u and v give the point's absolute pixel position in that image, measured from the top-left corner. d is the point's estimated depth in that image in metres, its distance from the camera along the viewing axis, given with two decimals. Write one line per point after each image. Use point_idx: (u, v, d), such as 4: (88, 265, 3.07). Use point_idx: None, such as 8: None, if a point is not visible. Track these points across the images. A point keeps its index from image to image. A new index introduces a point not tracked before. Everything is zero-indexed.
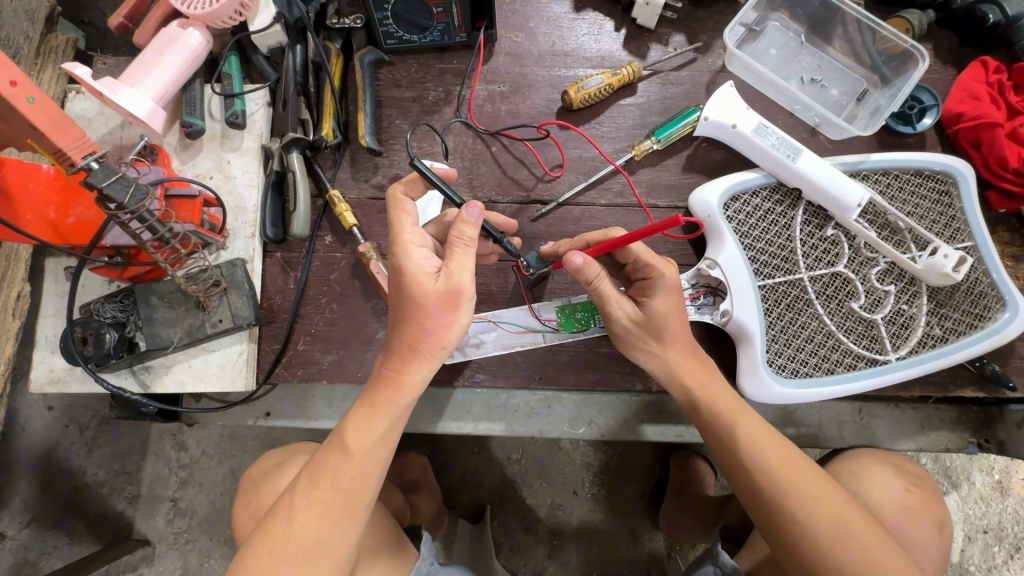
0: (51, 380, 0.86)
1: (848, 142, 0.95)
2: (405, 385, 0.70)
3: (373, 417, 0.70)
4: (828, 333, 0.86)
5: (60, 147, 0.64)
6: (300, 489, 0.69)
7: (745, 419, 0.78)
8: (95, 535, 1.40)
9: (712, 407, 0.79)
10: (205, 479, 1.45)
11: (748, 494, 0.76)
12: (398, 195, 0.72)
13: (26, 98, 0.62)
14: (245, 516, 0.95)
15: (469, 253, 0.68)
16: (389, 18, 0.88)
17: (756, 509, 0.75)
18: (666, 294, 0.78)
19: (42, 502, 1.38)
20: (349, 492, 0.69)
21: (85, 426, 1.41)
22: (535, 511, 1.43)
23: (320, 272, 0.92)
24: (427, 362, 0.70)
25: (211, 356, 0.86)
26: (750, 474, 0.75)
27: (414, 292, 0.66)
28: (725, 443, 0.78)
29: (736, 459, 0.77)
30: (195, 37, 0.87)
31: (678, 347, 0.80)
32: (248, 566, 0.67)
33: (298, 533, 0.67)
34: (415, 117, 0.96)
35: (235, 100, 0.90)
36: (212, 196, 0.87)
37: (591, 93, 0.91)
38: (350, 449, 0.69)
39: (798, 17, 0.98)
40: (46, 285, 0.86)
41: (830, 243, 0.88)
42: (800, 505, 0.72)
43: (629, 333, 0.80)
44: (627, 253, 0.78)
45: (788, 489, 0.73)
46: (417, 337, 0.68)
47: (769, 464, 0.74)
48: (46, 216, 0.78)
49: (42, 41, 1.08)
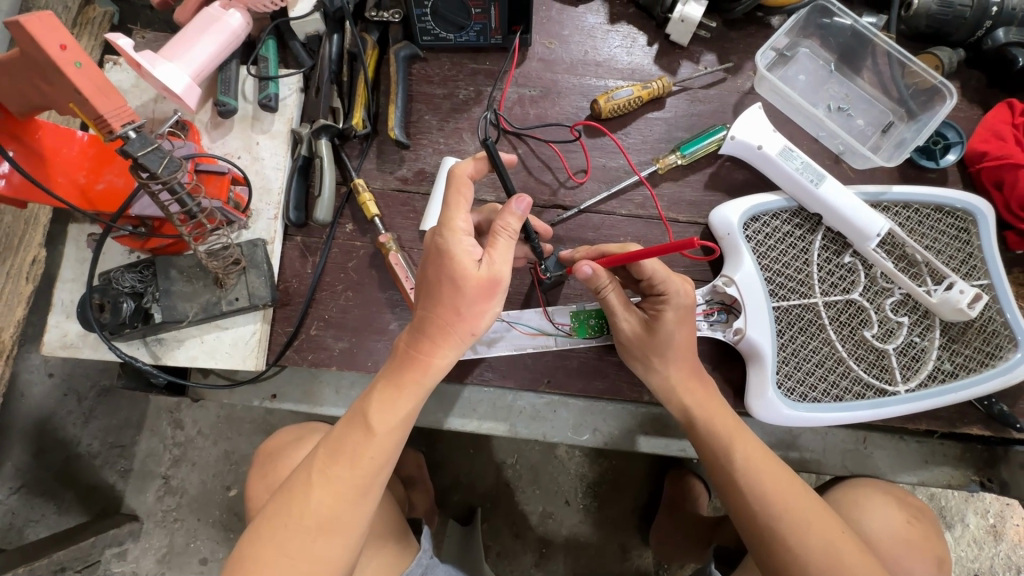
0: (64, 344, 0.86)
1: (871, 173, 0.95)
2: (431, 366, 0.70)
3: (397, 395, 0.71)
4: (840, 360, 0.86)
5: (99, 113, 0.62)
6: (316, 466, 0.70)
7: (742, 443, 0.77)
8: (84, 507, 1.54)
9: (711, 428, 0.79)
10: (197, 458, 1.61)
11: (741, 516, 0.75)
12: (458, 175, 0.70)
13: (72, 63, 0.60)
14: (260, 490, 0.93)
15: (512, 245, 0.69)
16: (428, 15, 0.90)
17: (749, 535, 0.74)
18: (680, 309, 0.78)
19: (35, 467, 1.51)
20: (371, 468, 0.70)
21: (82, 395, 1.55)
22: (527, 519, 1.47)
23: (338, 259, 0.92)
24: (451, 343, 0.70)
25: (224, 333, 0.87)
26: (744, 495, 0.75)
27: (455, 275, 0.66)
28: (722, 466, 0.77)
29: (731, 481, 0.76)
30: (236, 19, 0.89)
31: (690, 360, 0.81)
32: (263, 536, 0.68)
33: (313, 506, 0.68)
34: (444, 114, 0.97)
35: (269, 83, 0.91)
36: (240, 174, 0.87)
37: (622, 104, 0.93)
38: (372, 428, 0.70)
39: (828, 46, 1.00)
40: (68, 249, 0.88)
41: (846, 271, 0.88)
42: (796, 530, 0.71)
43: (633, 345, 0.80)
44: (642, 269, 0.76)
45: (783, 515, 0.72)
46: (451, 319, 0.69)
47: (763, 488, 0.74)
48: (76, 181, 0.77)
49: (81, 16, 1.15)
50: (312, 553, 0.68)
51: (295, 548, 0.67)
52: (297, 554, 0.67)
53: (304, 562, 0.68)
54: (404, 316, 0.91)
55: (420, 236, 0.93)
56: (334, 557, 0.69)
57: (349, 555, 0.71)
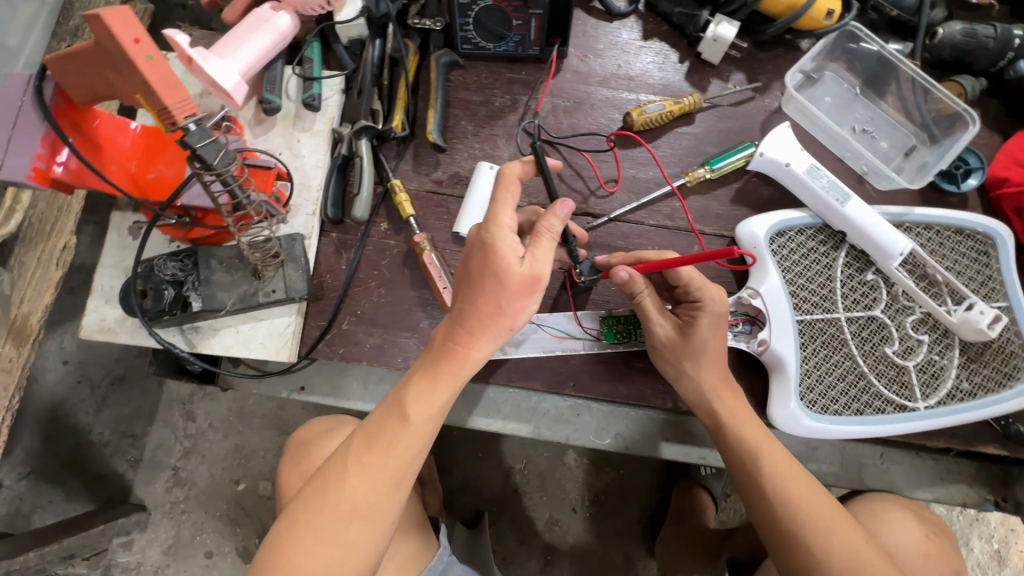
0: (101, 328, 0.88)
1: (893, 194, 0.98)
2: (470, 359, 0.72)
3: (434, 387, 0.73)
4: (860, 375, 0.88)
5: (165, 105, 0.64)
6: (352, 454, 0.72)
7: (769, 450, 0.79)
8: (92, 495, 1.55)
9: (738, 433, 0.80)
10: (208, 451, 1.61)
11: (764, 522, 0.77)
12: (507, 175, 0.73)
13: (144, 56, 0.62)
14: (293, 477, 0.95)
15: (553, 245, 0.72)
16: (470, 24, 0.93)
17: (771, 539, 0.76)
18: (712, 318, 0.79)
19: (44, 453, 1.52)
20: (405, 459, 0.72)
21: (96, 383, 1.56)
22: (534, 524, 1.55)
23: (372, 256, 0.94)
24: (487, 333, 0.71)
25: (260, 324, 0.89)
26: (769, 500, 0.76)
27: (498, 269, 0.69)
28: (747, 471, 0.79)
29: (755, 485, 0.78)
30: (285, 21, 0.92)
31: (722, 368, 0.83)
32: (299, 521, 0.70)
33: (348, 492, 0.70)
34: (480, 120, 1.00)
35: (314, 83, 0.95)
36: (284, 170, 0.90)
37: (654, 117, 0.96)
38: (409, 418, 0.71)
39: (855, 70, 1.03)
40: (110, 237, 0.90)
41: (869, 288, 0.90)
42: (819, 538, 0.73)
43: (666, 350, 0.82)
44: (679, 275, 0.78)
45: (807, 521, 0.73)
46: (491, 313, 0.70)
47: (788, 494, 0.75)
48: (128, 169, 0.80)
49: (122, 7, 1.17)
50: (345, 538, 0.69)
51: (329, 533, 0.69)
52: (331, 539, 0.69)
53: (337, 548, 0.69)
54: (434, 315, 0.93)
55: (453, 237, 0.95)
56: (366, 544, 0.70)
57: (380, 543, 0.72)
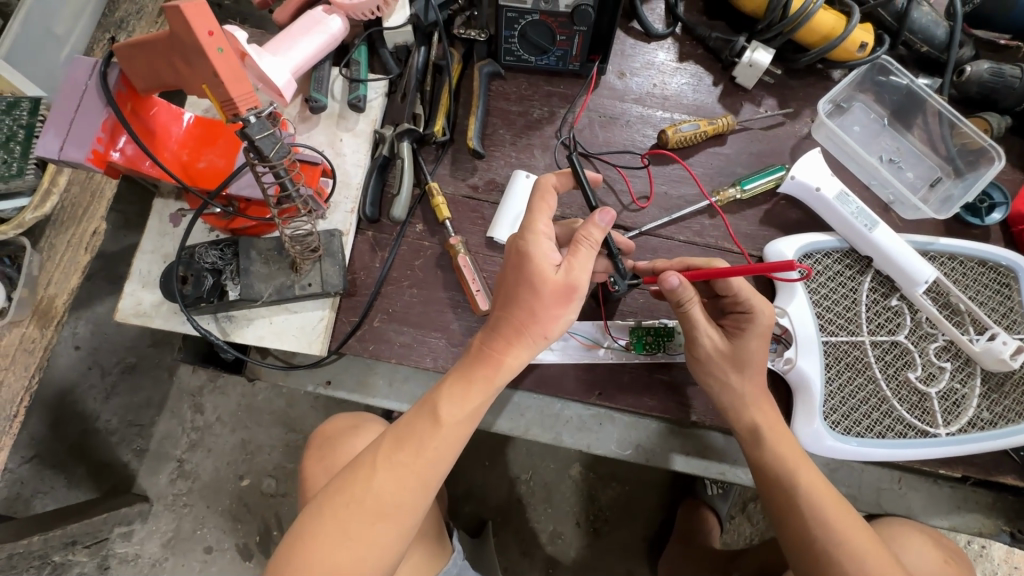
0: (136, 312, 0.89)
1: (918, 223, 1.00)
2: (503, 365, 0.73)
3: (467, 390, 0.74)
4: (883, 399, 0.89)
5: (229, 96, 0.66)
6: (382, 452, 0.72)
7: (803, 468, 0.80)
8: (95, 484, 1.54)
9: (775, 449, 0.81)
10: (213, 444, 1.61)
11: (793, 537, 0.78)
12: (545, 185, 0.76)
13: (216, 48, 0.64)
14: (319, 472, 0.95)
15: (592, 254, 0.73)
16: (516, 37, 0.96)
17: (797, 555, 0.78)
18: (759, 333, 0.81)
19: (50, 438, 1.52)
20: (435, 458, 0.72)
21: (106, 371, 1.56)
22: (537, 536, 1.54)
23: (406, 256, 0.95)
24: (524, 342, 0.73)
25: (293, 317, 0.90)
26: (800, 514, 0.77)
27: (535, 278, 0.70)
28: (781, 486, 0.80)
29: (788, 501, 0.79)
30: (335, 24, 0.95)
31: (756, 382, 0.83)
32: (324, 514, 0.70)
33: (376, 490, 0.70)
34: (518, 130, 1.02)
35: (359, 85, 0.97)
36: (329, 166, 0.92)
37: (688, 136, 0.98)
38: (441, 419, 0.72)
39: (883, 102, 1.06)
40: (151, 223, 0.92)
41: (893, 313, 0.92)
42: (849, 560, 0.74)
43: (711, 360, 0.83)
44: (729, 286, 0.80)
45: (837, 538, 0.75)
46: (526, 321, 0.72)
47: (817, 513, 0.77)
48: (179, 157, 0.82)
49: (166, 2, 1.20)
50: (369, 536, 0.69)
51: (354, 530, 0.69)
52: (355, 535, 0.69)
53: (361, 545, 0.69)
54: (465, 317, 0.94)
55: (487, 242, 0.97)
56: (389, 544, 0.70)
57: (402, 543, 0.72)
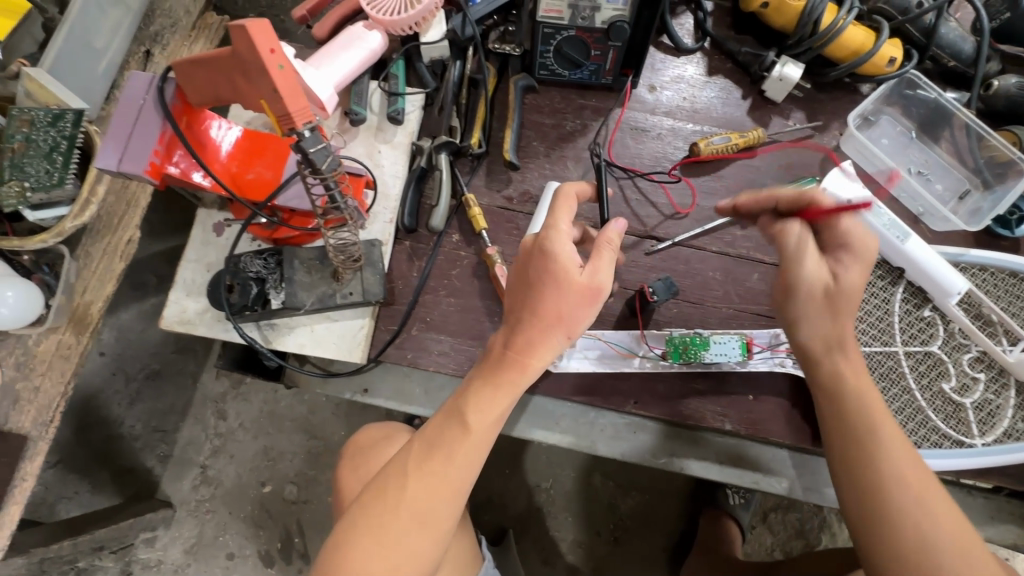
0: (181, 320, 0.91)
1: (947, 234, 1.01)
2: (529, 366, 0.73)
3: (495, 393, 0.73)
4: (918, 409, 0.90)
5: (287, 110, 0.68)
6: (412, 460, 0.73)
7: (879, 418, 0.75)
8: (119, 489, 1.55)
9: (848, 397, 0.76)
10: (236, 451, 1.62)
11: (862, 488, 0.72)
12: (562, 194, 0.77)
13: (277, 65, 0.66)
14: (352, 480, 0.97)
15: (614, 259, 0.74)
16: (550, 52, 0.98)
17: (886, 563, 0.69)
18: (862, 269, 0.75)
19: (76, 443, 1.53)
20: (463, 465, 0.73)
21: (132, 376, 1.58)
22: (558, 545, 1.54)
23: (443, 265, 0.97)
24: (548, 336, 0.72)
25: (334, 325, 0.91)
26: (865, 464, 0.72)
27: (561, 277, 0.71)
28: (853, 432, 0.74)
29: (856, 447, 0.74)
30: (375, 39, 0.97)
31: (857, 362, 0.77)
32: (358, 523, 0.71)
33: (409, 499, 0.71)
34: (551, 141, 1.04)
35: (398, 99, 1.00)
36: (371, 179, 0.96)
37: (719, 149, 1.00)
38: (469, 425, 0.73)
39: (909, 115, 1.08)
40: (195, 232, 0.94)
41: (926, 323, 0.93)
42: (925, 514, 0.69)
43: (809, 304, 0.76)
44: (839, 228, 0.76)
45: (909, 491, 0.70)
46: (552, 320, 0.72)
47: (889, 468, 0.71)
48: (229, 168, 0.84)
49: (201, 18, 1.23)
50: (404, 544, 0.70)
51: (389, 538, 0.70)
52: (391, 544, 0.70)
53: (396, 552, 0.70)
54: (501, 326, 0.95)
55: None
56: (425, 552, 0.71)
57: (438, 551, 0.73)
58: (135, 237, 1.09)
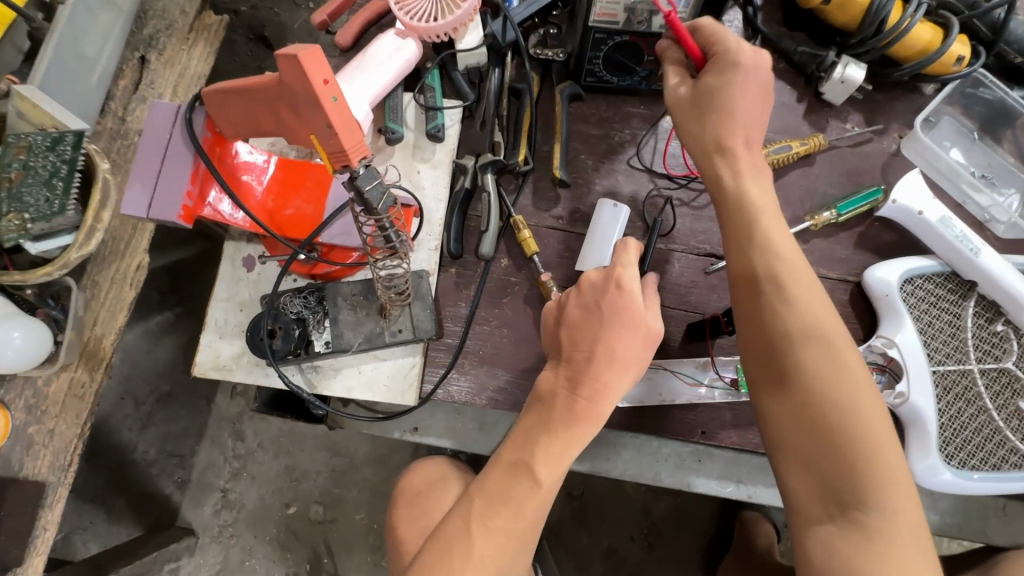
0: (216, 365, 0.84)
1: (1014, 242, 0.97)
2: (597, 413, 0.70)
3: (566, 445, 0.69)
4: (995, 429, 0.87)
5: (341, 146, 0.61)
6: (475, 514, 0.68)
7: (791, 258, 0.71)
8: (138, 517, 1.49)
9: (765, 238, 0.71)
10: (256, 472, 1.56)
11: (762, 326, 0.70)
12: (627, 242, 0.75)
13: (331, 96, 0.59)
14: (414, 533, 0.92)
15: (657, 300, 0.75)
16: (600, 58, 0.90)
17: (777, 409, 0.69)
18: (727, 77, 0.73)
19: (89, 472, 1.46)
20: (530, 522, 0.69)
21: (141, 400, 1.50)
22: (593, 552, 1.52)
23: (493, 293, 0.90)
24: (623, 381, 0.71)
25: (383, 365, 0.85)
26: (768, 305, 0.70)
27: (629, 319, 0.70)
28: (761, 262, 0.71)
29: (763, 287, 0.70)
30: (410, 49, 0.88)
31: (754, 204, 0.73)
32: None
33: (477, 561, 0.66)
34: (600, 154, 0.97)
35: (437, 113, 0.92)
36: (415, 206, 0.90)
37: (781, 158, 0.94)
38: (541, 480, 0.68)
39: (970, 114, 1.03)
40: (223, 268, 0.86)
41: (999, 338, 0.89)
42: (819, 357, 0.67)
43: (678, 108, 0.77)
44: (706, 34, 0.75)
45: (802, 334, 0.68)
46: (615, 361, 0.70)
47: (784, 311, 0.69)
48: (265, 204, 0.79)
49: (197, 18, 1.08)
50: None
51: None
52: None
53: None
54: None
55: (575, 276, 0.92)
56: None
57: None
58: (146, 262, 0.96)
